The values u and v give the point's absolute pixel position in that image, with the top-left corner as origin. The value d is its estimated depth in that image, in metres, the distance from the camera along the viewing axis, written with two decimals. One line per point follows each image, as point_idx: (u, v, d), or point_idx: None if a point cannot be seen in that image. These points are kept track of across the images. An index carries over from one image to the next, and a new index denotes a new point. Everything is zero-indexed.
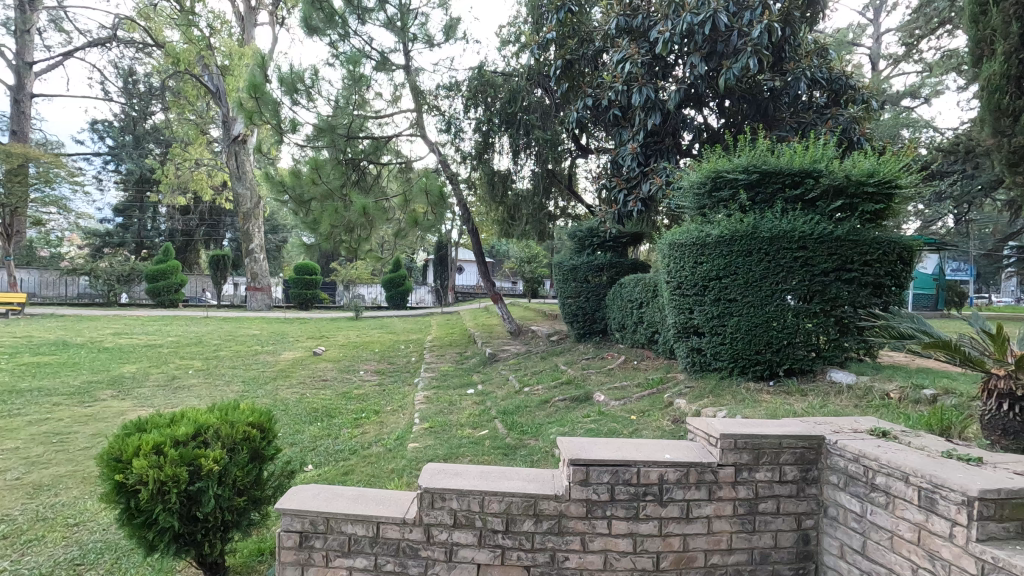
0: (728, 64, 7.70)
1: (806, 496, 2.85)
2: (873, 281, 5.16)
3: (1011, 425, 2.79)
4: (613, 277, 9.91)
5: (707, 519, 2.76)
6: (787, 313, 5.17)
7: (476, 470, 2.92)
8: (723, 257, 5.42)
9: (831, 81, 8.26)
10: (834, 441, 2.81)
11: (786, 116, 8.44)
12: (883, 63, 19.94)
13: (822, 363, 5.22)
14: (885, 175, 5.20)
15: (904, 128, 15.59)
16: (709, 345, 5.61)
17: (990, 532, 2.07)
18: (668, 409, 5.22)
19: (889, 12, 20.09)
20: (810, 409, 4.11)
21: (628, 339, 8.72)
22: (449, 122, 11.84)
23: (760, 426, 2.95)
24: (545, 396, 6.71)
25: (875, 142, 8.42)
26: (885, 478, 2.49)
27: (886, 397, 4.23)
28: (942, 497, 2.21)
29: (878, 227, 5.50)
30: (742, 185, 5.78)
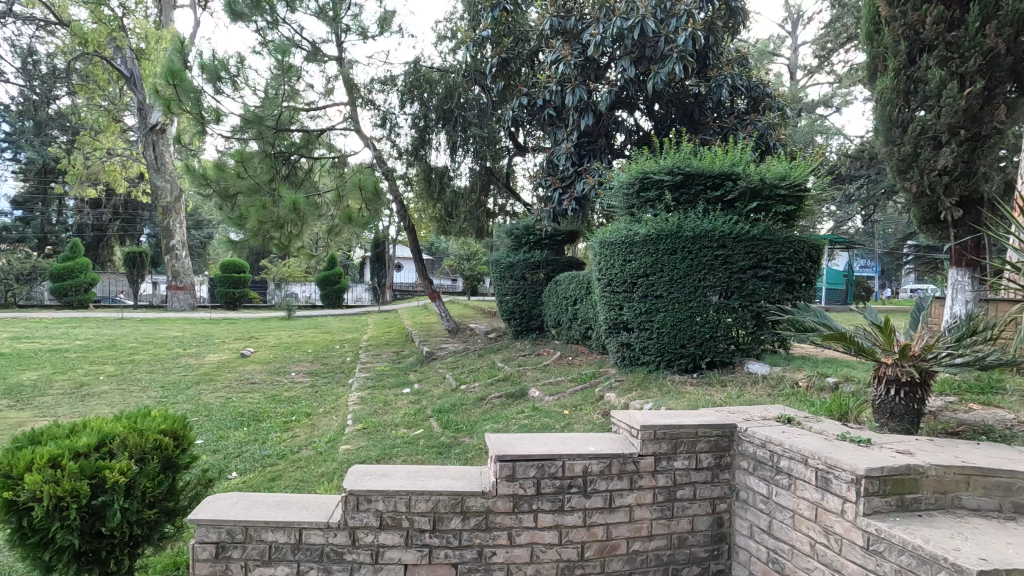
0: (655, 69, 7.99)
1: (719, 481, 3.02)
2: (786, 278, 5.53)
3: (898, 409, 3.10)
4: (549, 275, 10.07)
5: (629, 507, 2.87)
6: (709, 309, 5.45)
7: (404, 471, 2.90)
8: (650, 255, 5.63)
9: (750, 88, 8.72)
10: (743, 428, 3.00)
11: (711, 121, 8.82)
12: (800, 73, 21.29)
13: (740, 355, 5.53)
14: (795, 179, 5.61)
15: (818, 134, 16.68)
16: (637, 339, 5.81)
17: (875, 507, 2.29)
18: (598, 403, 5.38)
19: (805, 25, 21.48)
20: (728, 399, 4.35)
21: (563, 335, 8.89)
22: (384, 117, 11.62)
23: (678, 417, 3.11)
24: (482, 393, 6.73)
25: (790, 147, 8.97)
26: (789, 462, 2.68)
27: (796, 385, 4.55)
28: (835, 476, 2.41)
29: (790, 227, 5.88)
30: (667, 185, 6.02)
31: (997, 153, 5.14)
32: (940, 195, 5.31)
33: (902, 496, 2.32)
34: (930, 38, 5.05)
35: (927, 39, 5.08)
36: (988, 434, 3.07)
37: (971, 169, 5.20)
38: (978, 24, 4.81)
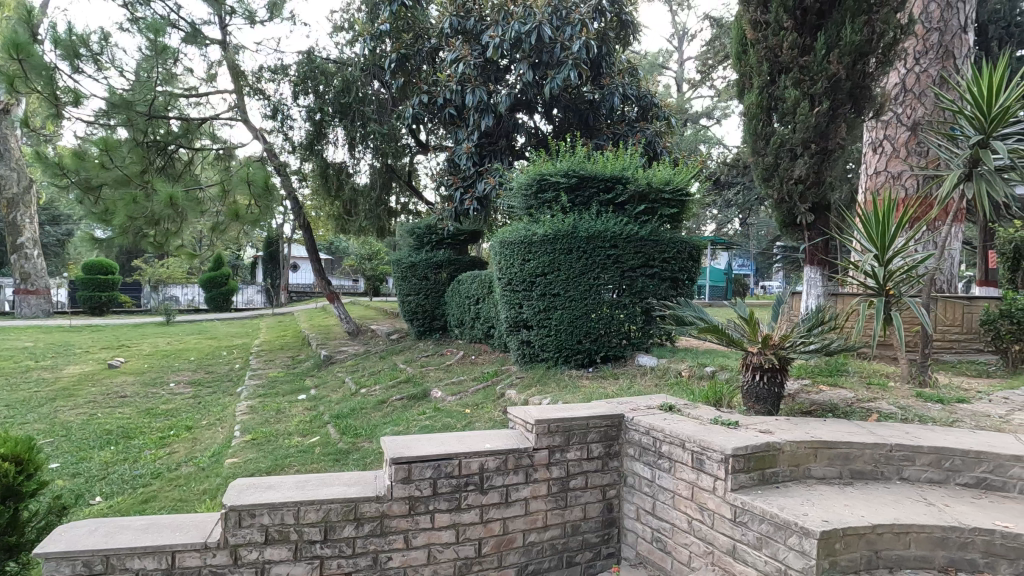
0: (552, 74, 8.24)
1: (609, 469, 3.19)
2: (670, 276, 5.95)
3: (762, 393, 3.46)
4: (452, 274, 10.06)
5: (525, 500, 2.94)
6: (602, 306, 5.73)
7: (292, 481, 2.76)
8: (548, 255, 5.81)
9: (640, 98, 9.23)
10: (630, 418, 3.18)
11: (604, 127, 9.25)
12: (685, 86, 22.97)
13: (632, 349, 5.87)
14: (677, 184, 6.05)
15: (701, 143, 18.10)
16: (537, 337, 5.97)
17: (741, 482, 2.54)
18: (500, 400, 5.46)
19: (689, 42, 23.22)
20: (620, 391, 4.60)
21: (466, 335, 8.91)
22: (275, 108, 10.96)
23: (570, 410, 3.23)
24: (383, 396, 6.56)
25: (675, 154, 9.65)
26: (669, 447, 2.89)
27: (679, 375, 4.92)
28: (708, 457, 2.63)
29: (674, 229, 6.32)
30: (563, 188, 6.24)
31: (841, 166, 5.83)
32: (797, 201, 5.91)
33: (763, 471, 2.60)
34: (787, 61, 5.62)
35: (784, 62, 5.65)
36: (834, 411, 3.51)
37: (821, 179, 5.85)
38: (824, 51, 5.41)
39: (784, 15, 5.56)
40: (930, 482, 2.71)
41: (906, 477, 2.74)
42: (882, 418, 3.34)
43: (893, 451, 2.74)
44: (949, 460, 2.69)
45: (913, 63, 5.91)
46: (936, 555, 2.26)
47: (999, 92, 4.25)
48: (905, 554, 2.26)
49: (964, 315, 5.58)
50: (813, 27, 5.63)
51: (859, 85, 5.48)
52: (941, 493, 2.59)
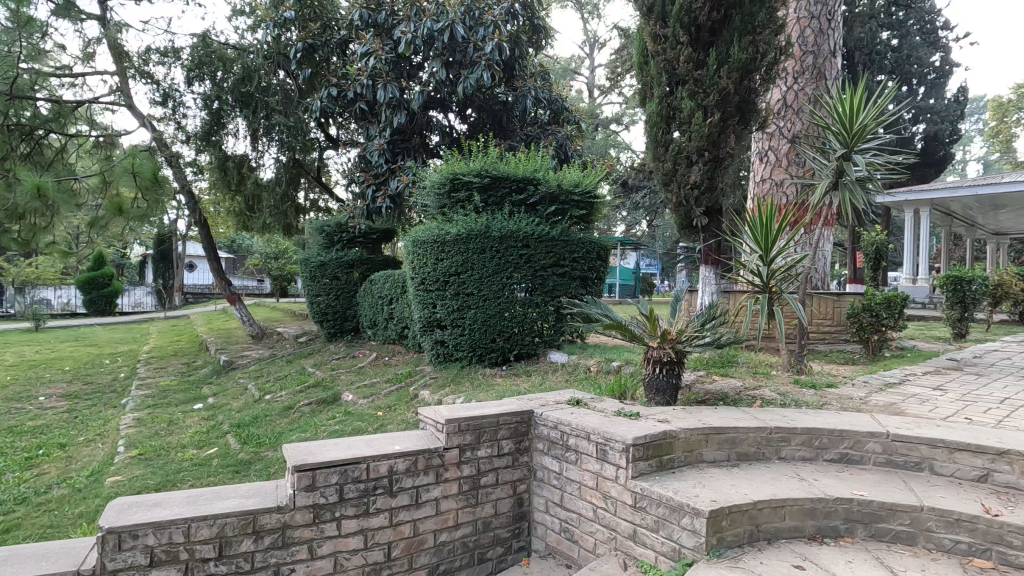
0: (465, 74, 8.26)
1: (519, 464, 3.26)
2: (580, 275, 6.17)
3: (661, 385, 3.69)
4: (364, 274, 9.78)
5: (435, 501, 2.94)
6: (515, 304, 5.82)
7: (181, 497, 2.55)
8: (460, 254, 5.81)
9: (551, 101, 9.43)
10: (539, 413, 3.27)
11: (517, 129, 9.38)
12: (596, 92, 23.83)
13: (544, 346, 6.02)
14: (586, 187, 6.31)
15: (611, 147, 18.84)
16: (450, 336, 5.95)
17: (641, 470, 2.69)
18: (414, 402, 5.39)
19: (600, 49, 24.13)
20: (532, 387, 4.71)
21: (379, 336, 8.69)
22: (166, 94, 10.09)
23: (480, 408, 3.26)
24: (289, 402, 6.24)
25: (585, 157, 9.97)
26: (575, 440, 3.00)
27: (589, 370, 5.11)
28: (611, 447, 2.77)
29: (584, 229, 6.56)
30: (476, 188, 6.27)
31: (731, 173, 6.30)
32: (692, 205, 6.32)
33: (660, 458, 2.77)
34: (683, 73, 6.00)
35: (680, 74, 6.03)
36: (724, 399, 3.81)
37: (714, 185, 6.28)
38: (716, 67, 5.84)
39: (680, 31, 5.93)
40: (803, 460, 3.02)
41: (783, 456, 3.03)
42: (765, 404, 3.67)
43: (772, 434, 3.02)
44: (818, 438, 3.01)
45: (793, 81, 6.52)
46: (806, 525, 2.53)
47: (859, 111, 4.80)
48: (782, 526, 2.50)
49: (834, 309, 6.23)
50: (705, 43, 6.04)
51: (746, 100, 5.96)
52: (811, 469, 2.89)
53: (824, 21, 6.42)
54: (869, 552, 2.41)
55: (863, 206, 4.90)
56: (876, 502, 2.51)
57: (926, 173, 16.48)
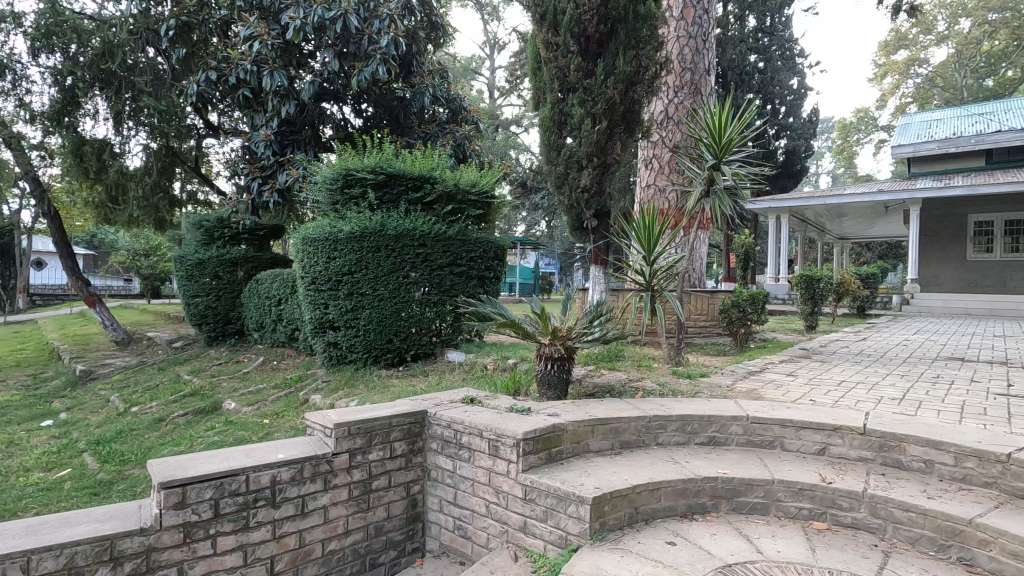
0: (359, 67, 7.99)
1: (412, 465, 3.23)
2: (478, 275, 6.23)
3: (552, 381, 3.83)
4: (250, 273, 9.15)
5: (324, 508, 2.84)
6: (412, 304, 5.75)
7: (18, 528, 2.23)
8: (354, 253, 5.63)
9: (449, 100, 9.39)
10: (432, 413, 3.26)
11: (415, 126, 9.22)
12: (496, 93, 24.10)
13: (441, 346, 6.01)
14: (483, 187, 6.39)
15: (511, 148, 19.15)
16: (344, 338, 5.74)
17: (530, 463, 2.79)
18: (304, 407, 5.14)
19: (500, 51, 24.45)
20: (428, 387, 4.68)
21: (267, 339, 8.18)
22: (4, 64, 8.76)
23: (372, 410, 3.19)
24: (160, 413, 5.68)
25: (483, 157, 10.03)
26: (469, 438, 3.03)
27: (485, 368, 5.19)
28: (502, 443, 2.83)
29: (481, 229, 6.63)
30: (370, 184, 6.10)
31: (618, 178, 6.65)
32: (583, 208, 6.60)
33: (549, 450, 2.88)
34: (574, 81, 6.26)
35: (571, 82, 6.28)
36: (611, 391, 4.04)
37: (602, 190, 6.61)
38: (603, 77, 6.16)
39: (570, 40, 6.19)
40: (677, 444, 3.29)
41: (660, 442, 3.28)
42: (646, 394, 3.94)
43: (651, 422, 3.25)
44: (690, 424, 3.29)
45: (673, 95, 7.04)
46: (679, 504, 2.75)
47: (726, 125, 5.31)
48: (658, 507, 2.70)
49: (708, 305, 6.84)
50: (594, 54, 6.34)
51: (631, 110, 6.34)
52: (685, 452, 3.16)
53: (699, 42, 7.00)
54: (730, 525, 2.67)
55: (730, 212, 5.43)
56: (737, 478, 2.79)
57: (786, 184, 18.50)
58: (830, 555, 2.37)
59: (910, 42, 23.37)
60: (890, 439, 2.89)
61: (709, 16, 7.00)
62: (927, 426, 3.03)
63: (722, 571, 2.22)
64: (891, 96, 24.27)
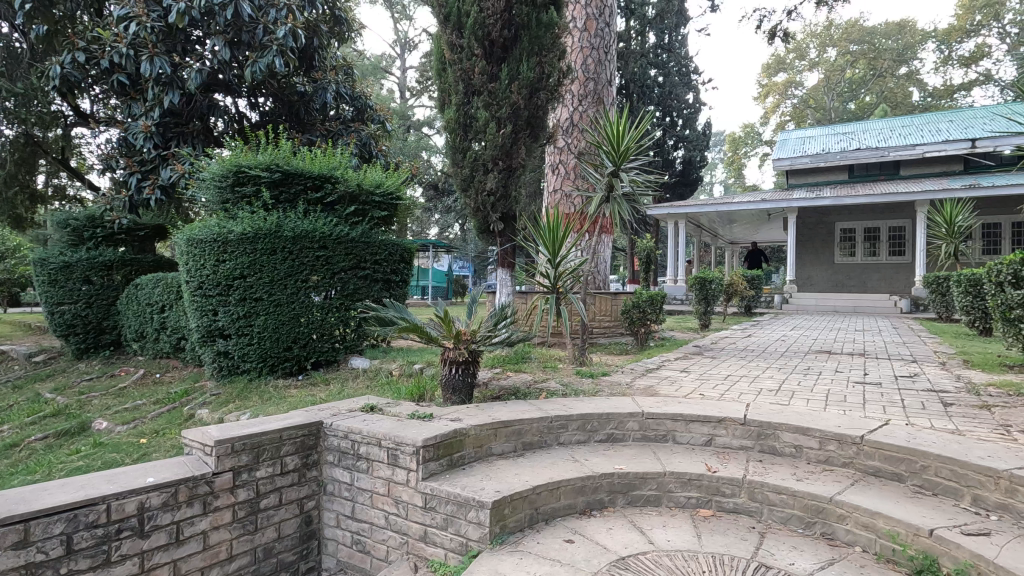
0: (253, 57, 7.48)
1: (306, 480, 3.05)
2: (383, 278, 6.08)
3: (457, 384, 3.78)
4: (128, 278, 8.28)
5: (203, 534, 2.61)
6: (312, 309, 5.48)
7: None
8: (247, 255, 5.26)
9: (353, 98, 9.06)
10: (328, 424, 3.10)
11: (316, 122, 8.78)
12: (407, 94, 23.73)
13: (345, 352, 5.78)
14: (388, 188, 6.25)
15: (422, 150, 18.93)
16: (235, 347, 5.34)
17: (431, 470, 2.73)
18: (188, 423, 4.72)
19: (411, 51, 24.12)
20: (329, 396, 4.46)
21: (148, 350, 7.44)
22: None
23: (260, 423, 2.98)
24: (13, 438, 4.97)
25: (391, 157, 9.76)
26: (366, 448, 2.92)
27: (391, 374, 5.05)
28: (401, 451, 2.75)
29: (385, 231, 6.48)
30: (264, 183, 5.73)
31: (523, 182, 6.72)
32: (489, 211, 6.58)
33: (450, 456, 2.84)
34: (478, 84, 6.26)
35: (476, 85, 6.28)
36: (515, 394, 4.07)
37: (508, 194, 6.63)
38: (507, 82, 6.22)
39: (474, 44, 6.19)
40: (577, 443, 3.36)
41: (562, 442, 3.34)
42: (549, 395, 4.01)
43: (553, 422, 3.30)
44: (590, 422, 3.38)
45: (576, 103, 7.26)
46: (578, 502, 2.81)
47: (624, 134, 5.57)
48: (558, 506, 2.74)
49: (611, 306, 7.10)
50: (498, 59, 6.39)
51: (535, 116, 6.46)
52: (584, 450, 3.24)
53: (601, 53, 7.28)
54: (626, 518, 2.77)
55: (628, 217, 5.69)
56: (631, 473, 2.90)
57: (683, 192, 19.74)
58: (714, 540, 2.52)
59: (788, 66, 25.85)
60: (766, 427, 3.14)
61: (609, 29, 7.31)
62: (798, 414, 3.32)
63: (615, 565, 2.28)
64: (773, 114, 26.71)
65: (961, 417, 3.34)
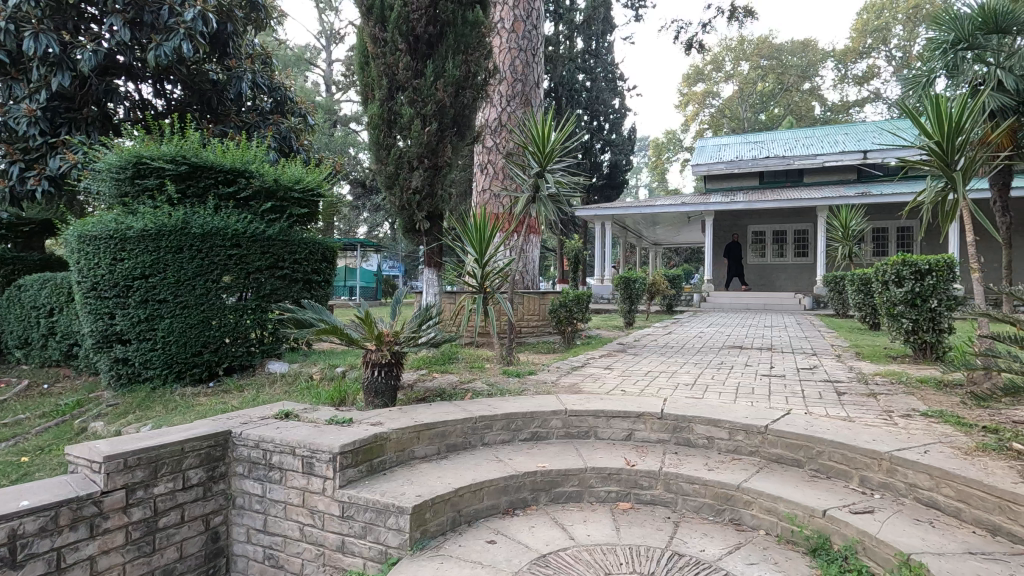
0: (157, 40, 6.92)
1: (212, 494, 2.85)
2: (303, 278, 5.83)
3: (380, 387, 3.68)
4: (8, 277, 7.43)
5: (90, 559, 2.38)
6: (224, 312, 5.14)
7: None
8: (149, 253, 4.86)
9: (272, 89, 8.62)
10: (237, 432, 2.92)
11: (230, 113, 8.27)
12: (333, 87, 22.95)
13: (261, 357, 5.48)
14: (308, 184, 5.99)
15: (349, 146, 18.38)
16: (136, 353, 4.92)
17: (349, 477, 2.62)
18: (80, 438, 4.29)
19: (338, 43, 23.35)
20: (241, 403, 4.20)
21: (33, 359, 6.71)
22: None
23: (159, 435, 2.76)
24: None
25: (313, 153, 9.36)
26: (280, 456, 2.77)
27: (311, 378, 4.84)
28: (317, 459, 2.63)
29: (305, 229, 6.21)
30: (169, 175, 5.34)
31: (449, 182, 6.64)
32: (415, 210, 6.45)
33: (370, 462, 2.75)
34: (403, 79, 6.13)
35: (400, 81, 6.14)
36: (440, 395, 4.01)
37: (433, 193, 6.53)
38: (433, 79, 6.14)
39: (398, 39, 6.07)
40: (502, 442, 3.36)
41: (487, 442, 3.32)
42: (475, 395, 3.99)
43: (477, 423, 3.28)
44: (515, 421, 3.39)
45: (504, 104, 7.29)
46: (501, 502, 2.80)
47: (549, 136, 5.66)
48: (480, 507, 2.72)
49: (539, 306, 7.17)
50: (424, 55, 6.30)
51: (461, 114, 6.41)
52: (507, 450, 3.24)
53: (528, 55, 7.34)
54: (548, 516, 2.79)
55: (553, 217, 5.77)
56: (554, 470, 2.93)
57: (610, 194, 20.34)
58: (632, 532, 2.59)
59: (706, 77, 27.29)
60: (680, 420, 3.27)
61: (536, 33, 7.40)
62: (710, 406, 3.49)
63: (536, 563, 2.29)
64: (692, 121, 28.10)
65: (851, 405, 3.65)
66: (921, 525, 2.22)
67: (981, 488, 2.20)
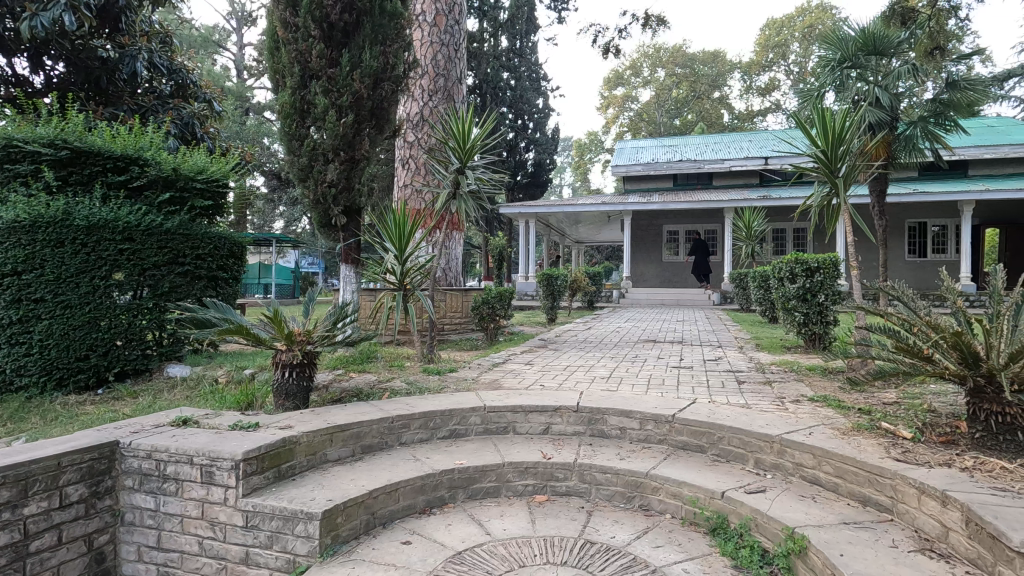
0: (32, 10, 6.16)
1: (96, 512, 2.60)
2: (206, 274, 5.47)
3: (291, 388, 3.51)
4: None
5: None
6: (114, 312, 4.70)
7: None
8: (22, 247, 4.34)
9: (172, 71, 7.96)
10: (126, 443, 2.68)
11: (123, 95, 7.53)
12: (246, 73, 21.66)
13: (159, 360, 5.11)
14: (212, 174, 5.59)
15: (263, 136, 17.44)
16: (6, 359, 4.37)
17: (253, 485, 2.49)
18: None
19: (250, 26, 22.05)
20: (134, 411, 3.86)
21: None
22: None
23: (29, 450, 2.47)
24: None
25: (220, 141, 8.75)
26: (175, 467, 2.57)
27: (216, 382, 4.54)
28: (217, 468, 2.47)
29: (209, 223, 5.82)
30: (47, 161, 4.81)
31: (366, 175, 6.43)
32: (330, 204, 6.22)
33: (277, 468, 2.62)
34: (316, 67, 5.87)
35: (313, 69, 5.88)
36: (357, 395, 3.90)
37: (351, 187, 6.32)
38: (349, 68, 5.93)
39: (311, 25, 5.81)
40: (420, 441, 3.31)
41: (404, 441, 3.27)
42: (393, 394, 3.91)
43: (393, 423, 3.22)
44: (433, 420, 3.35)
45: (426, 98, 7.18)
46: (417, 501, 2.75)
47: (469, 133, 5.63)
48: (395, 508, 2.67)
49: (462, 303, 7.14)
50: (339, 44, 6.08)
51: (379, 107, 6.24)
52: (425, 448, 3.20)
53: (451, 50, 7.27)
54: (465, 513, 2.79)
55: (474, 215, 5.75)
56: (471, 467, 2.93)
57: (534, 192, 20.63)
58: (547, 524, 2.64)
59: (625, 81, 28.32)
60: (595, 413, 3.38)
61: (458, 28, 7.34)
62: (623, 398, 3.63)
63: (450, 561, 2.28)
64: (613, 124, 29.10)
65: (750, 392, 3.93)
66: (805, 500, 2.43)
67: (855, 464, 2.43)
